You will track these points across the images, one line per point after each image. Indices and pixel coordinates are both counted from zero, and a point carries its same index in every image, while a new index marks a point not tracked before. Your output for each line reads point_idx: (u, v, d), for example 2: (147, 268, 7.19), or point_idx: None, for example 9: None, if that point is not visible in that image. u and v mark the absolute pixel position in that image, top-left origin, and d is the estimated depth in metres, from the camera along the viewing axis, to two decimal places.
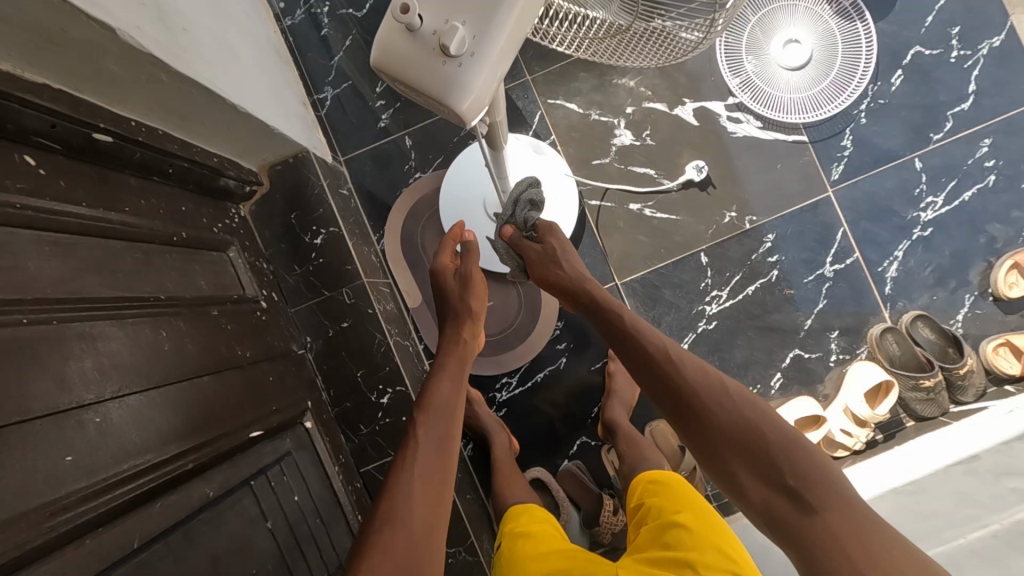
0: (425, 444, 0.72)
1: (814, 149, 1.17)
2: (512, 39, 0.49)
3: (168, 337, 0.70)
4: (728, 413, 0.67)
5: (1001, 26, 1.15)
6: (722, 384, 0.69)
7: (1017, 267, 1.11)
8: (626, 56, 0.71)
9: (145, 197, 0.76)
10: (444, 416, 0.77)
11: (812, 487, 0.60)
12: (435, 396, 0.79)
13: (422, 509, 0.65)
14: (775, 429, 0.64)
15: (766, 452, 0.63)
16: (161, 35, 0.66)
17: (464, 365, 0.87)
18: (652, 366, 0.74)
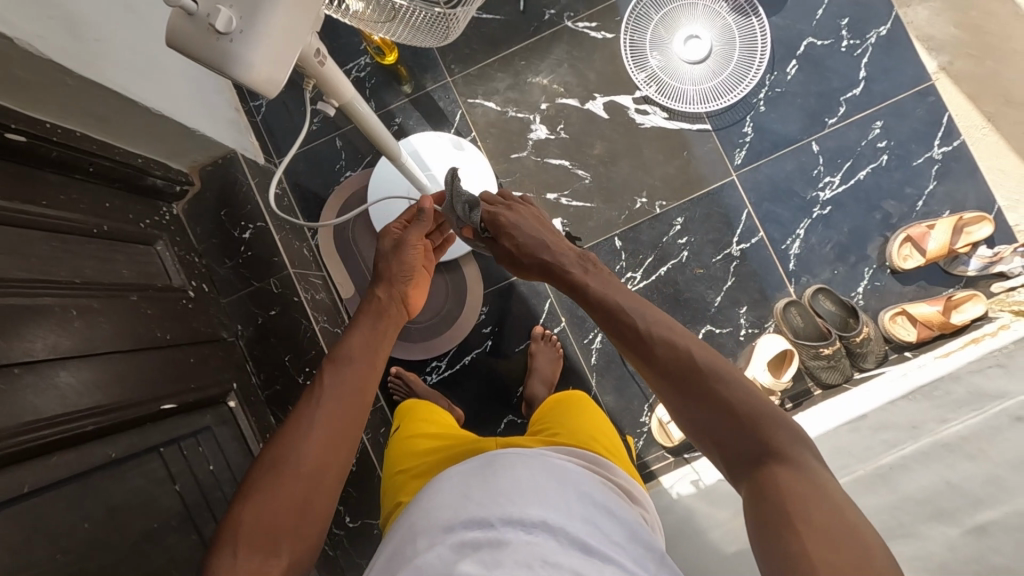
0: (333, 391, 0.72)
1: (718, 136, 1.25)
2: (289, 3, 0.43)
3: (79, 316, 0.76)
4: (691, 368, 0.64)
5: (886, 16, 1.24)
6: (684, 341, 0.67)
7: (910, 240, 1.18)
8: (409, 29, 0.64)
9: (65, 192, 0.84)
10: (358, 366, 0.75)
11: (774, 443, 0.58)
12: (342, 352, 0.77)
13: (321, 464, 0.67)
14: (743, 387, 0.62)
15: (728, 409, 0.61)
16: (69, 45, 0.74)
17: (381, 321, 0.83)
18: (620, 322, 0.71)
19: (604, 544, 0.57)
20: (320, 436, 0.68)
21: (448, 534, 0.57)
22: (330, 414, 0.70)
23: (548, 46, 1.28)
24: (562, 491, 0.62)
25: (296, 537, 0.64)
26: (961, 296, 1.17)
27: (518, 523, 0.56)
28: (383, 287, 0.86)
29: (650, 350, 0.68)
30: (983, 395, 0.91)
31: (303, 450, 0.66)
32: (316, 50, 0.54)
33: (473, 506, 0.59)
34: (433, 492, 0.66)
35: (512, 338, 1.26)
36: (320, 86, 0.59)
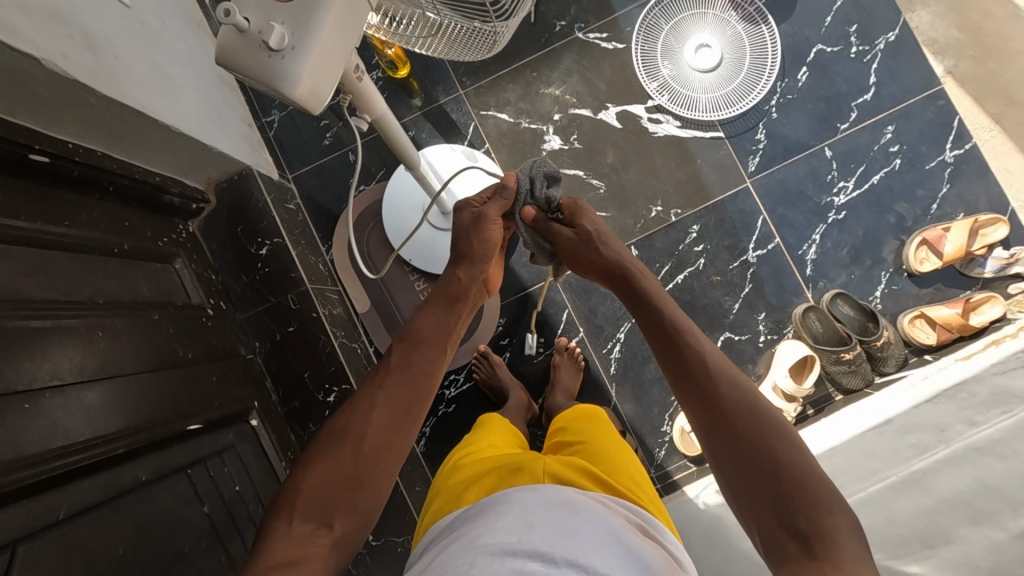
0: (400, 371, 0.72)
1: (730, 144, 1.26)
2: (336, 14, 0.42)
3: (103, 336, 0.75)
4: (751, 421, 0.64)
5: (894, 22, 1.25)
6: (749, 392, 0.66)
7: (926, 243, 1.19)
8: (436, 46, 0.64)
9: (87, 211, 0.83)
10: (427, 350, 0.75)
11: (818, 525, 0.57)
12: (419, 331, 0.77)
13: (378, 443, 0.66)
14: (794, 452, 0.61)
15: (776, 471, 0.60)
16: (89, 63, 0.74)
17: (456, 303, 0.81)
18: (679, 358, 0.71)
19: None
20: (379, 414, 0.68)
21: (507, 558, 0.57)
22: (391, 395, 0.70)
23: (559, 57, 1.28)
24: (616, 544, 0.60)
25: (350, 512, 0.62)
26: (979, 297, 1.17)
27: (578, 567, 0.56)
28: (463, 268, 0.83)
29: (709, 391, 0.67)
30: (1011, 396, 0.91)
31: (360, 426, 0.66)
32: (355, 65, 0.54)
33: (537, 538, 0.59)
34: (493, 511, 0.65)
35: (530, 349, 1.25)
36: (356, 101, 0.59)
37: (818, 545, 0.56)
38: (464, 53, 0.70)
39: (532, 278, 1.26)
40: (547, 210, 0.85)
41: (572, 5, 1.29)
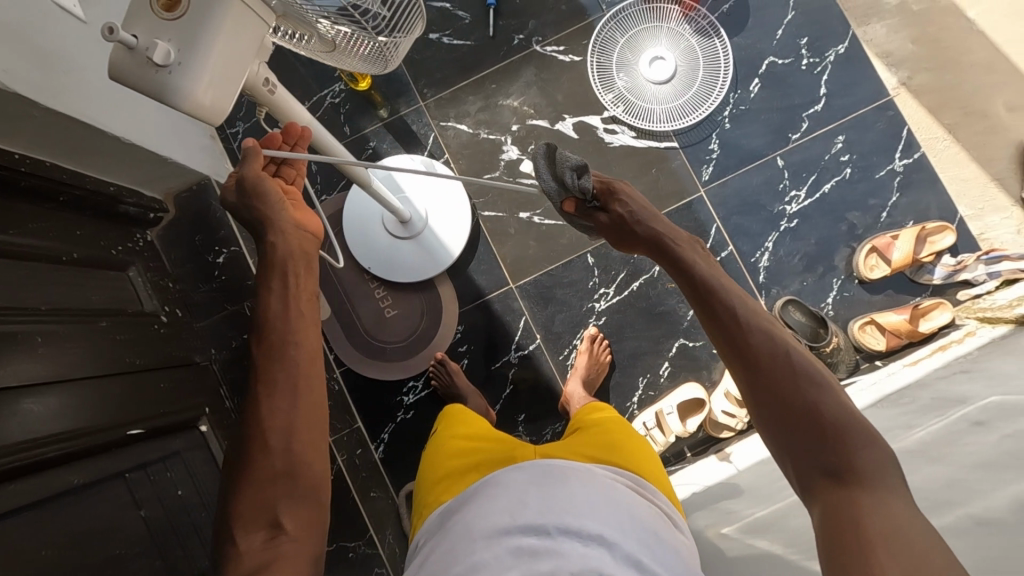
0: (273, 363, 0.69)
1: (684, 154, 1.28)
2: (225, 30, 0.44)
3: (44, 342, 0.77)
4: (784, 371, 0.65)
5: (844, 35, 1.28)
6: (783, 340, 0.67)
7: (875, 251, 1.21)
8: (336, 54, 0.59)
9: (37, 219, 0.84)
10: (280, 326, 0.70)
11: (854, 459, 0.58)
12: (270, 316, 0.71)
13: (286, 442, 0.65)
14: (833, 394, 0.63)
15: (815, 412, 0.62)
16: (35, 76, 0.76)
17: (293, 271, 0.73)
18: (715, 314, 0.72)
19: (651, 558, 0.64)
20: (271, 412, 0.66)
21: (504, 536, 0.64)
22: (271, 388, 0.67)
23: (518, 69, 1.31)
24: (615, 507, 0.68)
25: (294, 509, 0.64)
26: (927, 305, 1.19)
27: (573, 534, 0.64)
28: (273, 233, 0.73)
29: (744, 343, 0.68)
30: (946, 400, 0.92)
31: (268, 427, 0.65)
32: (265, 79, 0.55)
33: (529, 513, 0.66)
34: (491, 488, 0.71)
35: (488, 356, 1.27)
36: (272, 113, 0.61)
37: (850, 477, 0.58)
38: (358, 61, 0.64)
39: (490, 285, 1.28)
40: (591, 200, 0.86)
41: (530, 18, 1.31)
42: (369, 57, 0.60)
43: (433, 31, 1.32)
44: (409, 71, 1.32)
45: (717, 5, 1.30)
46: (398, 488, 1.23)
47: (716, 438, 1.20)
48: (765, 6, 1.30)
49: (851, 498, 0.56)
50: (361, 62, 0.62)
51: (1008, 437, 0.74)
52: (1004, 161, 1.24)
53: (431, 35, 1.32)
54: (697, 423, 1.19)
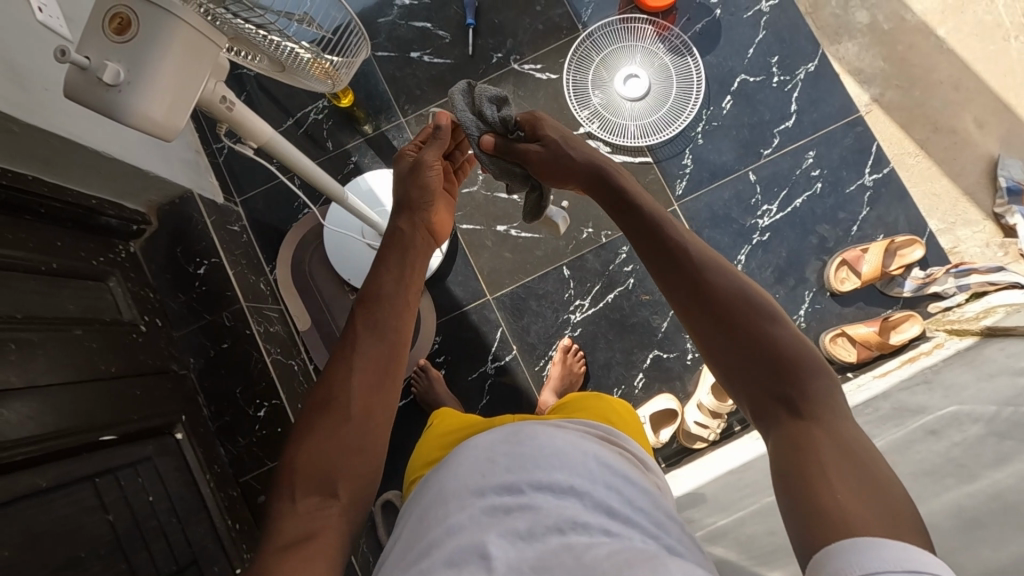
0: (368, 335, 0.73)
1: (658, 169, 1.31)
2: (176, 52, 0.47)
3: (17, 348, 0.79)
4: (744, 309, 0.64)
5: (813, 54, 1.32)
6: (739, 280, 0.66)
7: (846, 263, 1.23)
8: (289, 70, 0.61)
9: (14, 231, 0.88)
10: (392, 307, 0.76)
11: (806, 389, 0.58)
12: (378, 291, 0.77)
13: (366, 408, 0.68)
14: (780, 326, 0.63)
15: (768, 347, 0.61)
16: (13, 94, 0.79)
17: (405, 257, 0.81)
18: (666, 255, 0.71)
19: (625, 504, 0.63)
20: (360, 377, 0.69)
21: (479, 497, 0.62)
22: (365, 361, 0.71)
23: (496, 86, 1.35)
24: (584, 455, 0.66)
25: (352, 476, 0.64)
26: (898, 317, 1.21)
27: (548, 489, 0.62)
28: (405, 218, 0.84)
29: (698, 282, 0.67)
30: (906, 409, 0.94)
31: (343, 393, 0.68)
32: (223, 97, 0.59)
33: (499, 471, 0.64)
34: (460, 453, 0.69)
35: (465, 367, 1.28)
36: (232, 128, 0.64)
37: (805, 410, 0.58)
38: (315, 84, 0.67)
39: (468, 297, 1.30)
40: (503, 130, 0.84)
41: (508, 38, 1.35)
42: (319, 77, 0.64)
43: (414, 49, 1.36)
44: (391, 88, 1.36)
45: (691, 24, 1.34)
46: (374, 497, 1.24)
47: (691, 448, 1.21)
48: (736, 26, 1.33)
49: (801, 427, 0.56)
50: (312, 84, 0.66)
51: (956, 444, 0.76)
52: (972, 176, 1.26)
53: (412, 54, 1.36)
54: (669, 434, 1.20)
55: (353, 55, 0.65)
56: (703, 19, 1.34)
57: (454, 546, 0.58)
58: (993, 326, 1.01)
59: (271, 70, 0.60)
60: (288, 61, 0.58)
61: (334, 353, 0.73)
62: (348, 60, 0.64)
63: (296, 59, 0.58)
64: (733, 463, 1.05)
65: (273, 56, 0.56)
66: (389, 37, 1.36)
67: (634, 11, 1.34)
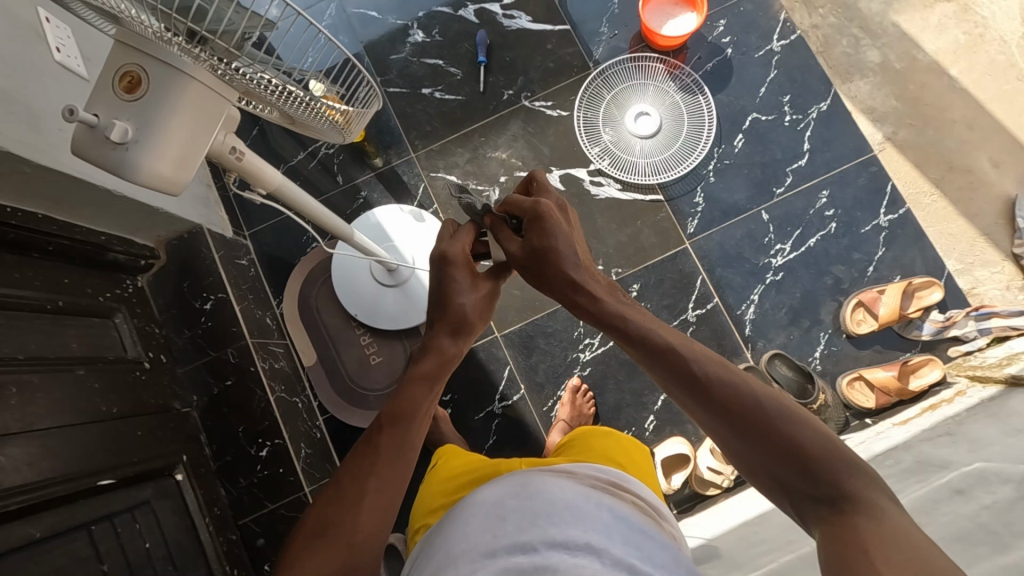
0: (385, 453, 0.68)
1: (670, 207, 1.29)
2: (186, 111, 0.47)
3: (18, 391, 0.78)
4: (753, 409, 0.58)
5: (825, 93, 1.31)
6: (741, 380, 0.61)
7: (862, 305, 1.20)
8: (301, 122, 0.60)
9: (21, 269, 0.87)
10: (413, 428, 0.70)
11: (841, 484, 0.53)
12: (400, 404, 0.71)
13: (375, 529, 0.64)
14: (804, 420, 0.57)
15: (795, 449, 0.56)
16: (27, 136, 0.80)
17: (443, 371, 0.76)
18: (669, 364, 0.64)
19: (643, 561, 0.56)
20: (372, 499, 0.65)
21: (490, 559, 0.56)
22: (373, 477, 0.66)
23: (506, 122, 1.35)
24: (594, 509, 0.61)
25: None
26: (918, 361, 1.17)
27: (562, 547, 0.55)
28: (458, 341, 0.78)
29: (701, 385, 0.61)
30: (930, 464, 0.90)
31: (351, 519, 0.63)
32: (232, 148, 0.58)
33: (511, 530, 0.58)
34: (466, 512, 0.64)
35: (471, 406, 1.25)
36: (242, 177, 0.63)
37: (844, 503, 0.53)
38: (328, 135, 0.66)
39: (475, 334, 1.28)
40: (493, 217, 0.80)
41: (519, 75, 1.36)
42: (331, 128, 0.64)
43: (425, 85, 1.37)
44: (401, 123, 1.36)
45: (702, 63, 1.34)
46: None
47: (703, 495, 1.16)
48: (747, 65, 1.33)
49: (845, 524, 0.51)
50: (324, 134, 0.65)
51: (985, 508, 0.73)
52: (989, 217, 1.24)
53: (424, 90, 1.37)
54: (682, 479, 1.16)
55: (366, 108, 0.64)
56: (714, 58, 1.34)
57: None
58: (1017, 375, 0.98)
59: (279, 120, 0.60)
60: (299, 113, 0.57)
61: (350, 459, 0.69)
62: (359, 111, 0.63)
63: (308, 111, 0.57)
64: (748, 514, 1.01)
65: (284, 109, 0.56)
66: (401, 73, 1.37)
67: (645, 50, 1.35)
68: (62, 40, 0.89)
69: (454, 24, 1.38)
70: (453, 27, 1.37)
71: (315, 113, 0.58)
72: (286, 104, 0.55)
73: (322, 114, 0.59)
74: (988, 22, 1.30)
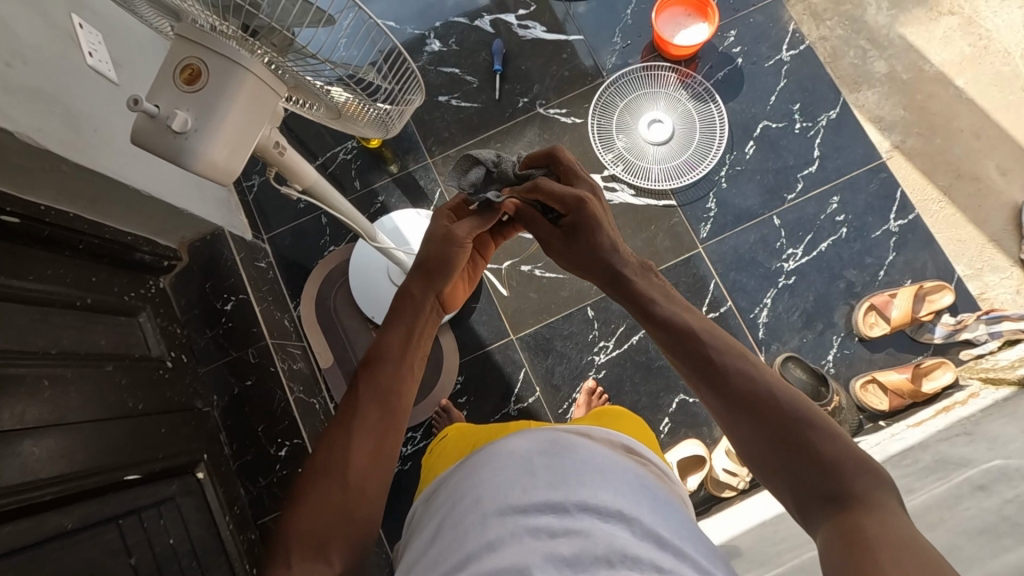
0: (371, 398, 0.68)
1: (683, 211, 1.31)
2: (245, 104, 0.49)
3: (50, 385, 0.79)
4: (762, 401, 0.57)
5: (835, 101, 1.34)
6: (761, 376, 0.59)
7: (874, 308, 1.22)
8: (346, 118, 0.63)
9: (53, 266, 0.89)
10: (393, 369, 0.71)
11: (851, 484, 0.51)
12: (382, 351, 0.72)
13: (368, 470, 0.64)
14: (821, 424, 0.55)
15: (803, 444, 0.55)
16: (67, 136, 0.82)
17: (417, 311, 0.76)
18: (689, 349, 0.64)
19: (672, 532, 0.54)
20: (362, 441, 0.65)
21: (519, 514, 0.53)
22: (360, 420, 0.67)
23: (522, 129, 1.37)
24: (624, 475, 0.59)
25: (347, 543, 0.61)
26: (931, 363, 1.18)
27: (594, 512, 0.53)
28: (421, 282, 0.78)
29: (718, 376, 0.61)
30: (948, 463, 0.90)
31: (342, 462, 0.64)
32: (276, 142, 0.60)
33: (542, 487, 0.55)
34: (490, 460, 0.60)
35: (487, 408, 1.26)
36: (281, 172, 0.65)
37: (846, 499, 0.51)
38: (369, 131, 0.69)
39: (491, 336, 1.29)
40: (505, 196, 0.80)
41: (534, 83, 1.39)
42: (373, 122, 0.66)
43: (442, 93, 1.39)
44: (419, 130, 1.39)
45: (713, 71, 1.37)
46: (393, 543, 1.20)
47: (719, 497, 1.17)
48: (758, 74, 1.36)
49: (849, 523, 0.49)
50: (363, 128, 0.67)
51: (1008, 502, 0.73)
52: (997, 222, 1.26)
53: (440, 97, 1.39)
54: (698, 481, 1.16)
55: (408, 105, 0.66)
56: (725, 68, 1.37)
57: (494, 564, 0.49)
58: None
59: (323, 114, 0.62)
60: (344, 109, 0.60)
61: (338, 412, 0.69)
62: (402, 112, 0.66)
63: (353, 108, 0.60)
64: (766, 513, 1.02)
65: (331, 104, 0.58)
66: None
67: (657, 59, 1.38)
68: (93, 46, 0.91)
69: (470, 34, 1.41)
70: (469, 37, 1.40)
71: (360, 110, 0.60)
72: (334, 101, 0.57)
73: (366, 112, 0.61)
74: (992, 34, 1.33)
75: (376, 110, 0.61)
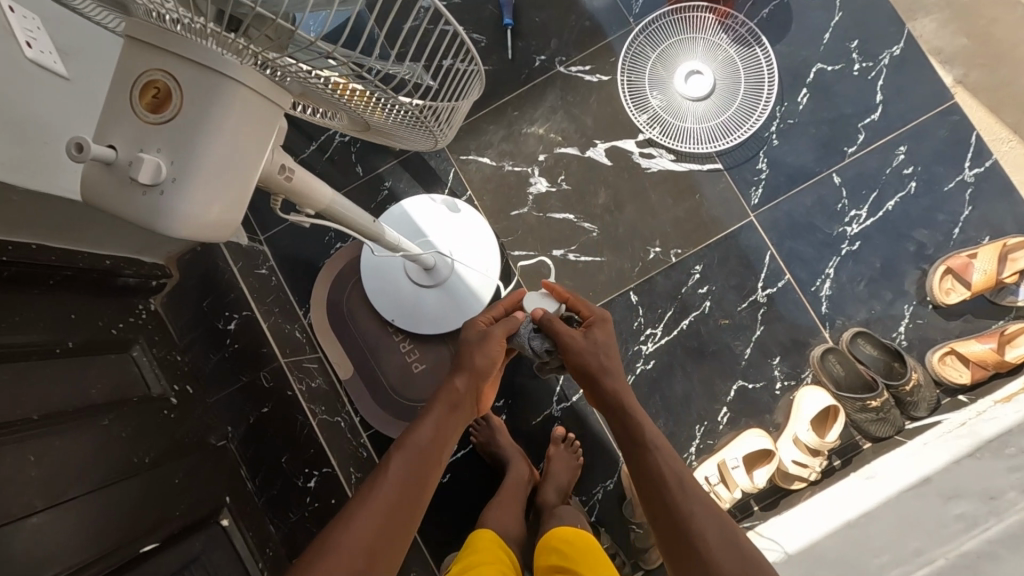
0: (400, 472, 0.68)
1: (730, 175, 1.16)
2: (230, 134, 0.35)
3: (38, 460, 0.66)
4: (721, 548, 0.64)
5: (898, 34, 1.16)
6: (725, 526, 0.66)
7: (951, 272, 1.08)
8: (379, 126, 0.48)
9: (20, 310, 0.75)
10: (426, 448, 0.72)
11: None
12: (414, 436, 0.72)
13: (377, 547, 0.61)
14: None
15: None
16: (17, 153, 0.66)
17: (455, 406, 0.77)
18: (658, 482, 0.70)
19: None
20: (378, 508, 0.64)
21: None
22: (384, 491, 0.66)
23: (541, 94, 1.20)
24: None
25: None
26: (1015, 329, 1.07)
27: None
28: (462, 375, 0.79)
29: (684, 515, 0.67)
30: None
31: (354, 528, 0.61)
32: (281, 167, 0.45)
33: None
34: None
35: (527, 411, 1.15)
36: (290, 199, 0.51)
37: None
38: (405, 136, 0.55)
39: None
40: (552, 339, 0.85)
41: (551, 38, 1.20)
42: (409, 126, 0.51)
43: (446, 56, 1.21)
44: None
45: (756, 10, 1.19)
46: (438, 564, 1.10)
47: (788, 490, 1.08)
48: (808, 9, 1.18)
49: None
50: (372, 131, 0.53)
51: None
52: None
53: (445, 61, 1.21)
54: (767, 476, 1.07)
55: (453, 101, 0.52)
56: (769, 3, 1.19)
57: None
58: None
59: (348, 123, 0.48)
60: (374, 116, 0.46)
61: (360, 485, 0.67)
62: (446, 108, 0.51)
63: (383, 112, 0.45)
64: (852, 511, 0.95)
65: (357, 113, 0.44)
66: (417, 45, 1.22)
67: None
68: (30, 32, 0.70)
69: None
70: None
71: (393, 115, 0.46)
72: (359, 107, 0.43)
73: (401, 116, 0.47)
74: None
75: (413, 112, 0.47)
